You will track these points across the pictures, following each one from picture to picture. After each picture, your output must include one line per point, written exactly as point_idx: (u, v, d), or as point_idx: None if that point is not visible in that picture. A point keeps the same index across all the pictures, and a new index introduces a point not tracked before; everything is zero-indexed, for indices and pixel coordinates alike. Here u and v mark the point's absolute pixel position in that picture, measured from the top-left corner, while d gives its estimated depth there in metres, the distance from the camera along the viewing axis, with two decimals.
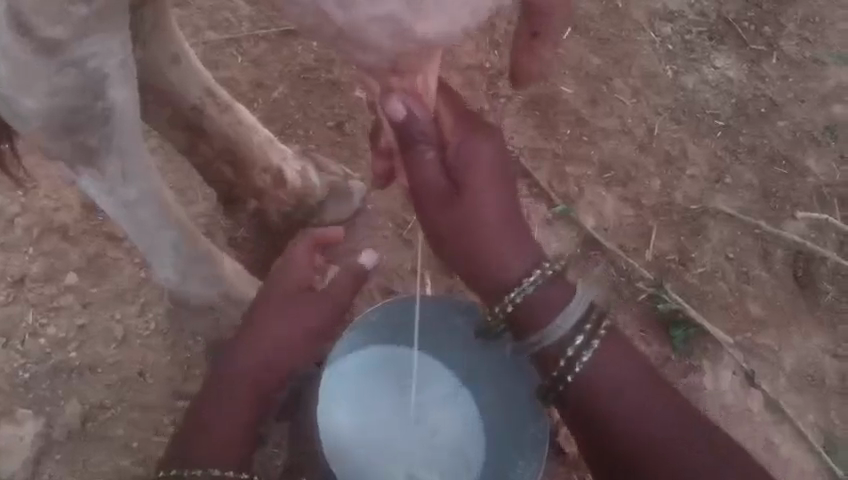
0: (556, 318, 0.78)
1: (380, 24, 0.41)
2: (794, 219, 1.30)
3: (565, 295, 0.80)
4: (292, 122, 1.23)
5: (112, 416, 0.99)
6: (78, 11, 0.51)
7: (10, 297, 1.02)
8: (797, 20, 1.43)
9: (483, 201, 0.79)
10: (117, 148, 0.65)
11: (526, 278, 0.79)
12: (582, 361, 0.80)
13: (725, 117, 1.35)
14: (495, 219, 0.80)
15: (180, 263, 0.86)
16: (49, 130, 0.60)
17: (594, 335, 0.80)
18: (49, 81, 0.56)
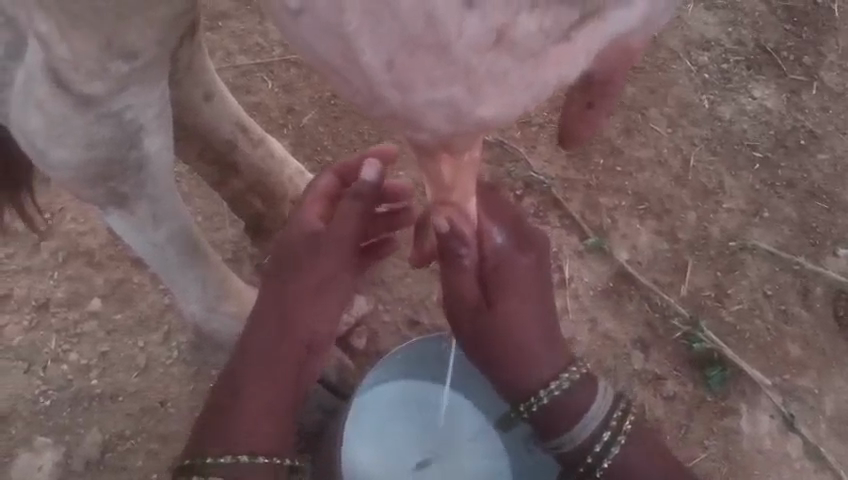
0: (581, 420, 0.75)
1: (437, 110, 0.33)
2: (835, 256, 1.25)
3: (589, 391, 0.76)
4: (321, 147, 1.21)
5: (132, 446, 0.97)
6: (118, 68, 0.46)
7: (33, 322, 1.02)
8: (838, 50, 1.40)
9: (513, 308, 0.75)
10: (146, 193, 0.63)
11: (554, 379, 0.75)
12: (607, 457, 0.76)
13: (764, 149, 1.31)
14: (526, 330, 0.75)
15: (204, 298, 0.84)
16: (83, 178, 0.58)
17: (619, 433, 0.76)
18: (86, 134, 0.52)
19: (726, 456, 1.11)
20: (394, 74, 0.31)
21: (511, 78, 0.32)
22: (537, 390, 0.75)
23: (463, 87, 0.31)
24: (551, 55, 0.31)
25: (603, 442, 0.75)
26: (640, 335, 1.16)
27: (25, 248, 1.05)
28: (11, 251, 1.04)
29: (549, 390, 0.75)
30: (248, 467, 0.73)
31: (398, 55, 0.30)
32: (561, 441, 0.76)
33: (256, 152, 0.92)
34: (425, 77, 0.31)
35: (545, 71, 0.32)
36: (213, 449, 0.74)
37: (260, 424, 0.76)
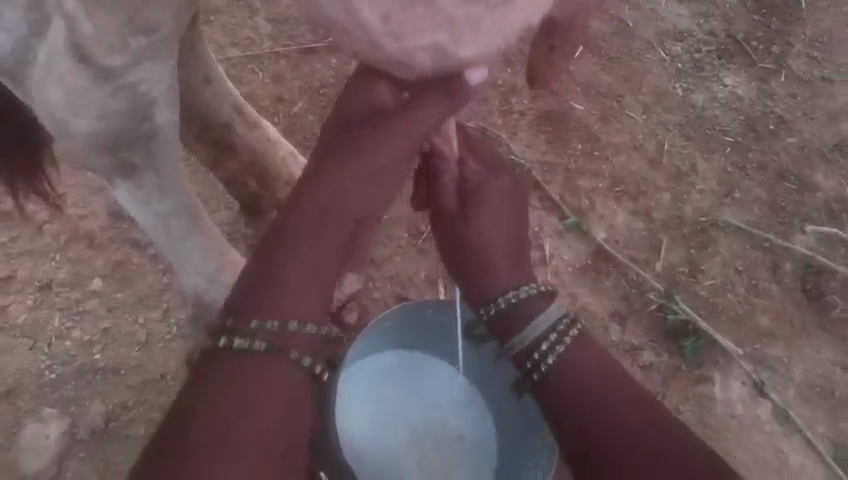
0: (530, 322, 0.78)
1: (426, 51, 0.42)
2: (803, 233, 1.31)
3: (541, 302, 0.79)
4: (311, 135, 1.27)
5: (135, 416, 1.02)
6: (136, 42, 0.54)
7: (37, 301, 1.06)
8: (805, 39, 1.46)
9: (487, 225, 0.82)
10: (154, 164, 0.69)
11: (513, 288, 0.80)
12: (551, 357, 0.77)
13: (734, 133, 1.38)
14: (500, 248, 0.82)
15: (204, 268, 0.89)
16: (96, 148, 0.63)
17: (562, 340, 0.78)
18: (103, 106, 0.58)
19: (700, 421, 1.17)
20: (391, 25, 0.40)
21: (483, 21, 0.40)
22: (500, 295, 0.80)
23: (444, 32, 0.40)
24: (514, 4, 0.39)
25: (547, 342, 0.77)
26: (618, 309, 1.22)
27: (27, 232, 1.09)
28: (14, 234, 1.09)
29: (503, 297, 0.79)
30: (296, 338, 0.68)
31: (394, 11, 0.39)
32: (511, 345, 0.78)
33: (251, 134, 1.00)
34: (416, 27, 0.40)
35: (508, 17, 0.40)
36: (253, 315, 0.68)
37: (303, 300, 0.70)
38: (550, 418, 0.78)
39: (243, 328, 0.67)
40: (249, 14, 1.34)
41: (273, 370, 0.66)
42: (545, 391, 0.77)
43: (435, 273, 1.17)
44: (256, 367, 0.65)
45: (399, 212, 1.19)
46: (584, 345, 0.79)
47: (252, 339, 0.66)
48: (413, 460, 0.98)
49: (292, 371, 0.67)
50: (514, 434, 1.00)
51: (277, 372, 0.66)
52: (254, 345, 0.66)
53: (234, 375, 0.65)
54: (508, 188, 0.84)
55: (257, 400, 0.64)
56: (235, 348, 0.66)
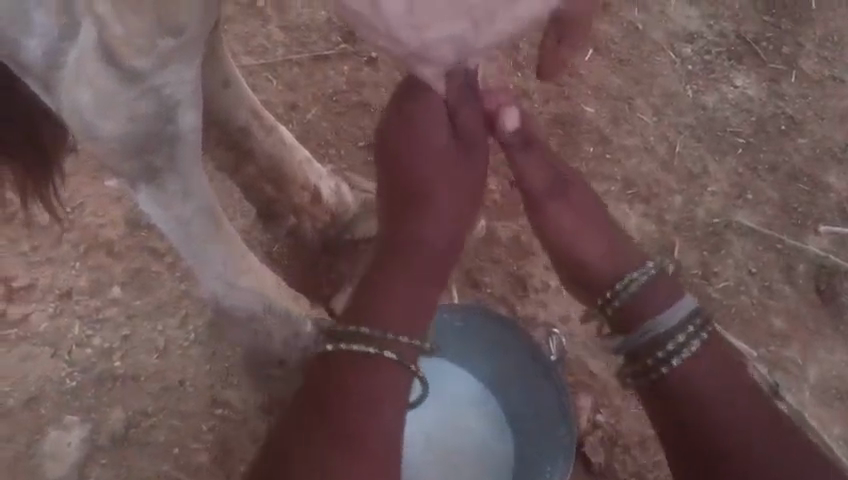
0: (662, 312, 0.84)
1: None
2: (816, 234, 1.31)
3: (668, 294, 0.86)
4: (325, 142, 1.28)
5: (155, 422, 1.03)
6: (164, 45, 0.57)
7: (57, 310, 1.08)
8: (815, 39, 1.46)
9: (565, 206, 0.93)
10: (177, 168, 0.72)
11: (626, 276, 0.88)
12: (678, 356, 0.81)
13: (746, 134, 1.38)
14: (578, 218, 0.93)
15: (227, 273, 0.89)
16: (122, 152, 0.67)
17: (699, 333, 0.83)
18: (129, 107, 0.62)
19: None
20: None
21: None
22: (615, 284, 0.89)
23: None
24: None
25: (680, 336, 0.82)
26: None
27: (47, 240, 1.11)
28: (34, 243, 1.11)
29: (624, 286, 0.87)
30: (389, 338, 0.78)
31: None
32: (646, 329, 0.83)
33: (267, 139, 1.01)
34: None
35: None
36: (371, 309, 0.81)
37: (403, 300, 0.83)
38: (657, 409, 0.83)
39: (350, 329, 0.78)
40: (263, 22, 1.35)
41: (377, 364, 0.77)
42: (671, 384, 0.81)
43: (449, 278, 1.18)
44: (360, 366, 0.76)
45: None
46: (714, 346, 0.83)
47: (379, 348, 0.77)
48: (427, 455, 1.01)
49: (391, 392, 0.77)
50: (534, 440, 1.00)
51: (380, 365, 0.77)
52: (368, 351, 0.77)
53: (348, 380, 0.75)
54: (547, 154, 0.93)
55: (366, 386, 0.75)
56: (345, 349, 0.77)
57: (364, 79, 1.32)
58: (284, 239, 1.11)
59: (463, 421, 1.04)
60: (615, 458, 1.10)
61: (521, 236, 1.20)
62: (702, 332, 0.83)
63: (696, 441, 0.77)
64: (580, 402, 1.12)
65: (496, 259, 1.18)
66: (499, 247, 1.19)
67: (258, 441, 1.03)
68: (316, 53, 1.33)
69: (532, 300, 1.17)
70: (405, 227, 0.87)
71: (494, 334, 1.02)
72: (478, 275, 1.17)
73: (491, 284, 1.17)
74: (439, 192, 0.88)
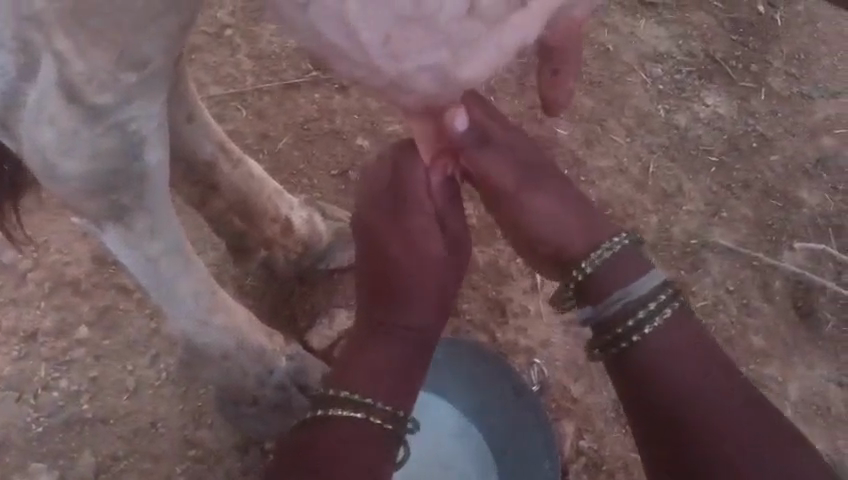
0: (631, 282, 0.70)
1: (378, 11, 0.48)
2: (791, 250, 1.31)
3: (636, 269, 0.71)
4: (297, 171, 1.26)
5: (125, 467, 1.00)
6: (127, 79, 0.55)
7: (22, 352, 1.04)
8: (783, 57, 1.48)
9: (547, 194, 0.76)
10: (146, 206, 0.69)
11: (599, 246, 0.72)
12: (650, 325, 0.68)
13: (718, 153, 1.38)
14: (575, 213, 0.75)
15: (197, 311, 0.85)
16: (89, 191, 0.64)
17: (669, 304, 0.69)
18: (92, 146, 0.59)
19: None
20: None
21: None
22: (589, 254, 0.72)
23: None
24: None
25: (652, 305, 0.68)
26: None
27: (12, 280, 1.08)
28: None
29: (596, 257, 0.71)
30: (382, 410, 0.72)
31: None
32: (614, 299, 0.69)
33: (235, 172, 0.98)
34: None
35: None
36: (352, 387, 0.73)
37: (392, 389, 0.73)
38: (624, 385, 0.69)
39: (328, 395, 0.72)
40: (232, 51, 1.34)
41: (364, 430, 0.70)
42: (639, 356, 0.68)
43: None
44: (348, 430, 0.70)
45: None
46: (684, 319, 0.70)
47: (381, 419, 0.71)
48: None
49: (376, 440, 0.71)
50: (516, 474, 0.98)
51: (368, 433, 0.71)
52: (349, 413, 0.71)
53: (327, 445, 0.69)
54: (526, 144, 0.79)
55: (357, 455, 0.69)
56: (325, 415, 0.71)
57: (335, 106, 1.31)
58: (257, 272, 1.09)
59: (442, 456, 1.01)
60: None
61: (498, 261, 1.19)
62: (673, 303, 0.69)
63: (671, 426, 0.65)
64: (563, 429, 1.10)
65: (474, 285, 1.17)
66: (476, 273, 1.18)
67: None
68: (286, 82, 1.32)
69: (511, 326, 1.15)
70: (389, 319, 0.75)
71: (472, 364, 1.01)
72: (456, 303, 1.15)
73: (470, 311, 1.15)
74: (427, 280, 0.74)
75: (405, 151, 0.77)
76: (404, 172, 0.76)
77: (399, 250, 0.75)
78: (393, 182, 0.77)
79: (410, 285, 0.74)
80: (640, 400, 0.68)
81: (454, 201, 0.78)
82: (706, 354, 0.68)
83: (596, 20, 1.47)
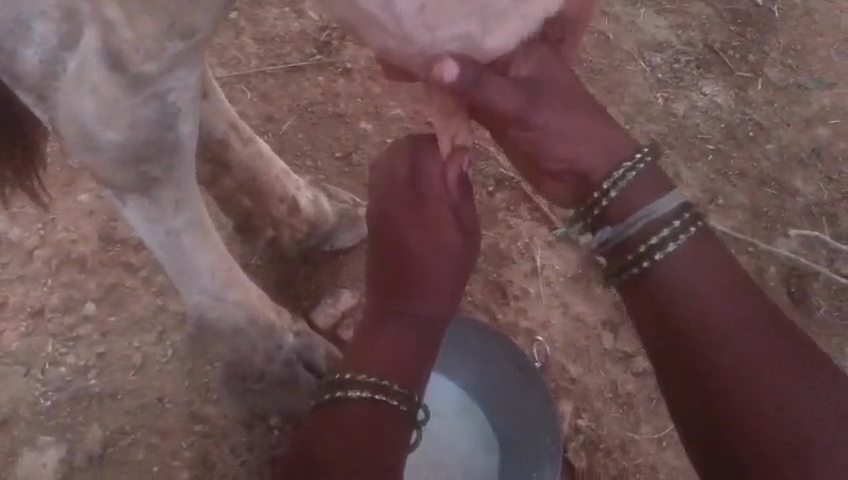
0: (653, 202, 0.71)
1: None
2: (786, 237, 1.34)
3: (656, 190, 0.72)
4: (301, 153, 1.27)
5: (133, 441, 1.01)
6: (173, 49, 0.58)
7: (30, 328, 1.05)
8: (780, 48, 1.50)
9: (552, 107, 0.74)
10: (174, 179, 0.72)
11: (619, 168, 0.73)
12: (674, 242, 0.70)
13: (715, 141, 1.40)
14: (583, 134, 0.75)
15: (214, 285, 0.87)
16: (121, 162, 0.67)
17: (690, 226, 0.70)
18: (132, 115, 0.63)
19: None
20: None
21: None
22: (608, 175, 0.74)
23: None
24: None
25: (675, 223, 0.70)
26: None
27: (19, 257, 1.09)
28: (4, 261, 1.09)
29: (613, 182, 0.73)
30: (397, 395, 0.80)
31: None
32: (638, 218, 0.71)
33: (245, 150, 0.99)
34: None
35: None
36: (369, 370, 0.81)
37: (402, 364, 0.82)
38: (648, 319, 0.71)
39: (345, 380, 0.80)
40: (236, 34, 1.35)
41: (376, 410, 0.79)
42: (657, 276, 0.70)
43: None
44: (361, 411, 0.79)
45: None
46: (706, 240, 0.71)
47: (398, 401, 0.80)
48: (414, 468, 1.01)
49: (389, 418, 0.79)
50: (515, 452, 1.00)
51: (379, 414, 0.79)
52: (363, 395, 0.79)
53: (346, 425, 0.78)
54: (545, 66, 0.72)
55: (369, 436, 0.77)
56: (345, 397, 0.79)
57: (338, 89, 1.32)
58: (263, 252, 1.10)
59: (446, 434, 1.03)
60: (597, 463, 1.10)
61: (499, 244, 1.21)
62: (693, 226, 0.70)
63: (704, 368, 0.66)
64: (562, 407, 1.12)
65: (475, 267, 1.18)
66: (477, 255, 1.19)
67: (239, 457, 1.01)
68: (290, 65, 1.33)
69: (512, 307, 1.17)
70: (399, 308, 0.83)
71: (478, 345, 1.03)
72: None
73: (472, 292, 1.17)
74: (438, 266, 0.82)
75: (421, 145, 0.82)
76: (419, 166, 0.82)
77: (414, 239, 0.82)
78: (413, 171, 0.82)
79: (421, 273, 0.82)
80: (671, 341, 0.69)
81: (465, 193, 0.84)
82: (739, 294, 0.68)
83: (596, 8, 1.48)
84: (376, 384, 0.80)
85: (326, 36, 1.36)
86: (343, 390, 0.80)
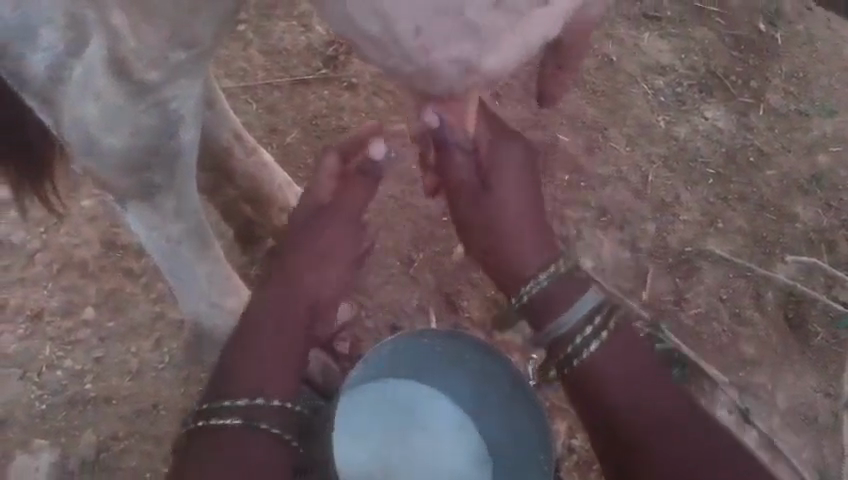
0: (571, 307, 0.82)
1: (454, 63, 0.50)
2: (784, 262, 1.34)
3: (576, 292, 0.84)
4: (304, 165, 1.28)
5: (126, 447, 1.01)
6: (176, 57, 0.60)
7: (28, 331, 1.06)
8: (782, 74, 1.51)
9: (501, 193, 0.89)
10: (174, 185, 0.73)
11: (530, 281, 0.85)
12: (589, 348, 0.80)
13: (716, 165, 1.41)
14: (522, 226, 0.89)
15: (209, 288, 0.90)
16: (122, 168, 0.68)
17: (602, 330, 0.81)
18: (134, 122, 0.63)
19: None
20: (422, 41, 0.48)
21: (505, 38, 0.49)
22: (522, 288, 0.86)
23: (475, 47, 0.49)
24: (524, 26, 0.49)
25: (588, 330, 0.81)
26: None
27: (20, 260, 1.10)
28: (5, 263, 1.10)
29: (534, 285, 0.85)
30: (264, 410, 0.85)
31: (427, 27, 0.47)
32: (553, 330, 0.83)
33: (250, 159, 1.02)
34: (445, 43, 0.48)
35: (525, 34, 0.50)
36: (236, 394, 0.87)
37: (279, 370, 0.90)
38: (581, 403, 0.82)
39: (215, 406, 0.85)
40: (243, 45, 1.36)
41: (250, 438, 0.83)
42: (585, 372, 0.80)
43: (427, 301, 1.18)
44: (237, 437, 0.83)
45: (391, 239, 1.20)
46: (620, 333, 0.83)
47: (268, 424, 0.84)
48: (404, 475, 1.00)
49: (261, 442, 0.83)
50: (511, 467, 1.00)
51: (255, 438, 0.83)
52: (231, 422, 0.83)
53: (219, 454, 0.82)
54: (512, 161, 0.90)
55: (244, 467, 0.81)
56: (214, 424, 0.84)
57: (343, 103, 1.33)
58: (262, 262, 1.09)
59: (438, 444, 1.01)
60: None
61: None
62: (607, 324, 0.82)
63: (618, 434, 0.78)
64: (556, 426, 1.12)
65: (474, 283, 1.18)
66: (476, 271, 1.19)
67: None
68: (296, 78, 1.35)
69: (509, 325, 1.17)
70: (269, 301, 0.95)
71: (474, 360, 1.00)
72: (457, 300, 1.18)
73: (469, 308, 1.17)
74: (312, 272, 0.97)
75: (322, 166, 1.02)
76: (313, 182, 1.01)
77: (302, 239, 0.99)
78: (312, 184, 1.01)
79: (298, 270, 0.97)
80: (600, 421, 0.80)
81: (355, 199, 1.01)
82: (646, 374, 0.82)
83: (601, 31, 1.50)
84: (238, 407, 0.85)
85: (333, 50, 1.37)
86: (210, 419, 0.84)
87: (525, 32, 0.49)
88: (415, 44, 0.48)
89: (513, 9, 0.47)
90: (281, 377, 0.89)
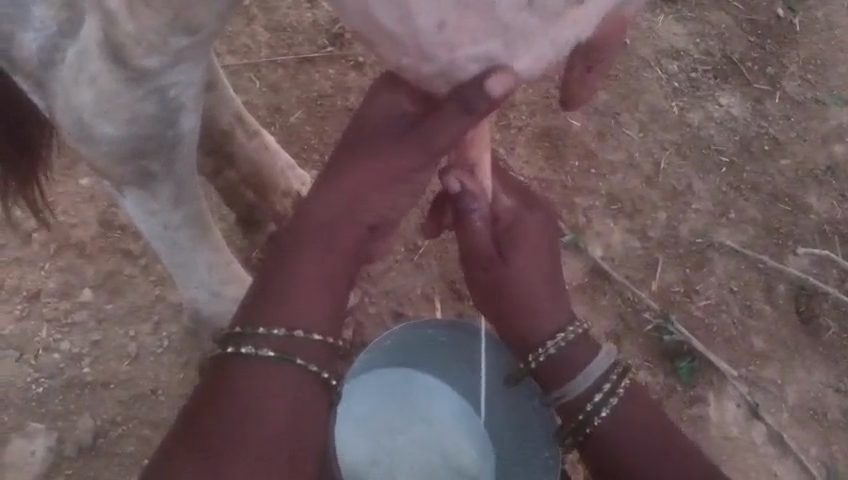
0: (584, 372, 0.75)
1: (476, 59, 0.52)
2: (796, 255, 1.31)
3: (587, 354, 0.76)
4: (308, 146, 1.24)
5: (123, 432, 1.00)
6: (177, 43, 0.56)
7: (25, 312, 1.04)
8: (799, 61, 1.47)
9: (523, 252, 0.77)
10: (173, 174, 0.70)
11: (559, 332, 0.76)
12: (598, 416, 0.75)
13: (730, 153, 1.38)
14: (541, 279, 0.78)
15: (211, 281, 0.87)
16: (119, 156, 0.66)
17: (611, 394, 0.75)
18: (131, 110, 0.61)
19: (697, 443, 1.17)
20: (444, 36, 0.50)
21: (533, 35, 0.51)
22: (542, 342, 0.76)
23: (497, 43, 0.51)
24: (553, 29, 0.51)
25: (598, 396, 0.75)
26: (615, 330, 1.23)
27: (16, 239, 1.08)
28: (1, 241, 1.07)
29: (556, 343, 0.76)
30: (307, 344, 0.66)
31: (449, 21, 0.49)
32: (563, 392, 0.75)
33: (251, 143, 0.99)
34: (469, 38, 0.50)
35: (553, 32, 0.51)
36: (265, 321, 0.66)
37: (314, 301, 0.68)
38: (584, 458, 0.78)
39: (249, 332, 0.65)
40: (248, 21, 1.33)
41: (283, 372, 0.64)
42: (594, 437, 0.75)
43: (432, 289, 1.15)
44: (267, 369, 0.64)
45: None
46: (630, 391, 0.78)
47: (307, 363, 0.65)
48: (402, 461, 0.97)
49: (293, 378, 0.64)
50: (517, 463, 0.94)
51: (288, 376, 0.64)
52: (269, 354, 0.64)
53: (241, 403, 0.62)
54: (541, 227, 0.79)
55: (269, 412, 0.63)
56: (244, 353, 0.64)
57: (349, 83, 1.30)
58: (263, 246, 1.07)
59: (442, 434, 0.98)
60: None
61: None
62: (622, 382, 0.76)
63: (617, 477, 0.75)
64: None
65: None
66: None
67: None
68: (301, 56, 1.31)
69: None
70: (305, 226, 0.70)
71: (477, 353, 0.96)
72: (462, 288, 1.15)
73: None
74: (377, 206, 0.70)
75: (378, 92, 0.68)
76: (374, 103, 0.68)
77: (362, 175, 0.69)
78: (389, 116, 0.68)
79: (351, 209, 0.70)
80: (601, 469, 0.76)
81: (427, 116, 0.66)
82: (644, 411, 0.77)
83: None
84: (273, 337, 0.65)
85: (339, 29, 1.34)
86: (236, 346, 0.65)
87: (556, 34, 0.51)
88: (439, 41, 0.50)
89: (547, 10, 0.49)
90: (317, 312, 0.68)
